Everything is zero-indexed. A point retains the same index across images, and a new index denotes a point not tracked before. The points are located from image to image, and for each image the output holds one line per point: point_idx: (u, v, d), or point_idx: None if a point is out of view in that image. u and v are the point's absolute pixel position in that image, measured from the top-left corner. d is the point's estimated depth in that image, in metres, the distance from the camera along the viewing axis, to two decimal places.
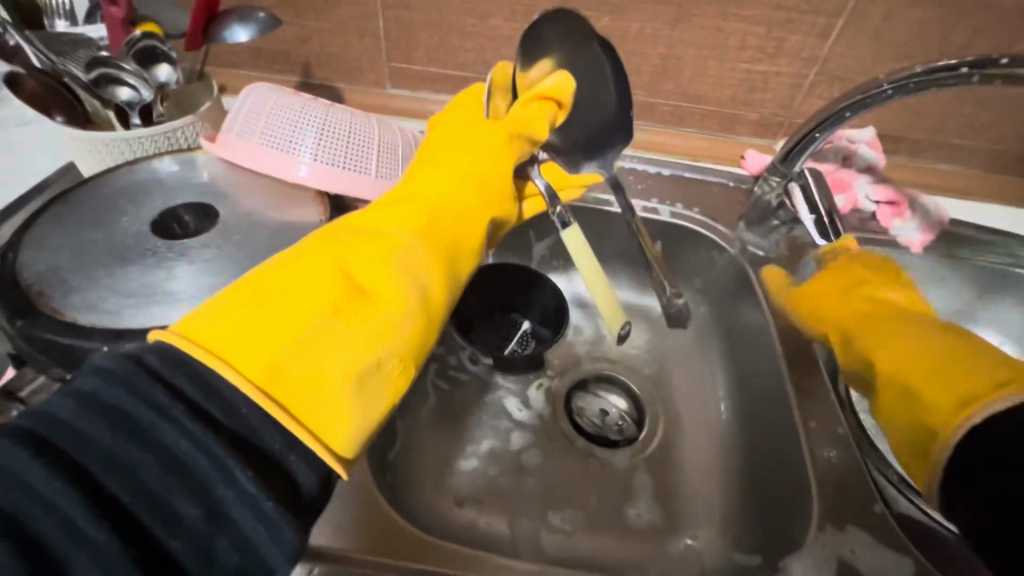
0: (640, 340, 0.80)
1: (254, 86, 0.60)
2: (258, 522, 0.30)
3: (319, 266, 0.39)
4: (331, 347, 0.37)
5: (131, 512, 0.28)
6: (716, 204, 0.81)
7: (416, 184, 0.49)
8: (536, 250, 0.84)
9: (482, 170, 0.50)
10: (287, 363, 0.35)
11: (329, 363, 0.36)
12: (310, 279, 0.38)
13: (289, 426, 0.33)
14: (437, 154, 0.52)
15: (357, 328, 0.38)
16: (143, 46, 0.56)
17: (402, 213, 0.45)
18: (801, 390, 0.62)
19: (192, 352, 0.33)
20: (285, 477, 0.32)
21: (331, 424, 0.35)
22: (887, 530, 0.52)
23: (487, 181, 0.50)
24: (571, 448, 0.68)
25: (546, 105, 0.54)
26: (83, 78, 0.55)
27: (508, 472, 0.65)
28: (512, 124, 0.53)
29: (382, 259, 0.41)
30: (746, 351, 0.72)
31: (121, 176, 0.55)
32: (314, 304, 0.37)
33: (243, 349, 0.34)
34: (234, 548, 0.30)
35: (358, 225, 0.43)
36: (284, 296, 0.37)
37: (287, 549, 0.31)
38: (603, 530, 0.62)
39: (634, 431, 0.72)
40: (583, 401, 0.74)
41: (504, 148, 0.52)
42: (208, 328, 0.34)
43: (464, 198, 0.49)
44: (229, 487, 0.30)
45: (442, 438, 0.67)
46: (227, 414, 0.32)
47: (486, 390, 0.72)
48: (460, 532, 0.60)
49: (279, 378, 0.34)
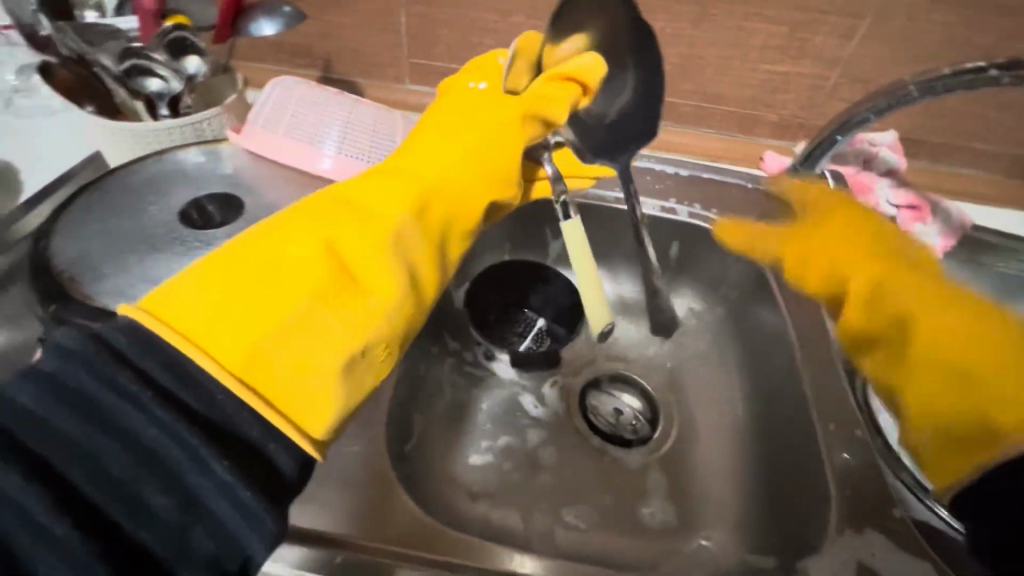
0: (654, 340, 0.80)
1: (281, 79, 0.63)
2: (235, 511, 0.30)
3: (303, 246, 0.38)
4: (314, 331, 0.36)
5: (97, 504, 0.28)
6: (734, 205, 0.81)
7: (415, 158, 0.47)
8: (551, 247, 0.84)
9: (486, 147, 0.48)
10: (267, 350, 0.34)
11: (311, 350, 0.35)
12: (297, 259, 0.37)
13: (265, 416, 0.33)
14: (440, 127, 0.49)
15: (342, 315, 0.36)
16: (174, 38, 0.57)
17: (399, 189, 0.43)
18: (820, 393, 0.61)
19: (166, 336, 0.32)
20: (265, 464, 0.32)
21: (309, 412, 0.34)
22: (906, 534, 0.51)
23: (490, 159, 0.48)
24: (585, 446, 0.68)
25: (569, 86, 0.50)
26: (113, 68, 0.56)
27: (522, 468, 0.65)
28: (531, 100, 0.49)
29: (371, 242, 0.39)
30: (763, 354, 0.71)
31: (148, 165, 0.56)
32: (297, 288, 0.36)
33: (220, 335, 0.33)
34: (211, 537, 0.30)
35: (351, 200, 0.42)
36: (269, 278, 0.36)
37: (266, 536, 0.31)
38: (616, 528, 0.62)
39: (647, 430, 0.72)
40: (598, 400, 0.74)
41: (513, 125, 0.49)
42: (186, 310, 0.34)
43: (465, 177, 0.47)
44: (204, 476, 0.30)
45: (457, 433, 0.67)
46: (205, 401, 0.31)
47: (500, 386, 0.72)
48: (473, 526, 0.60)
49: (259, 366, 0.33)
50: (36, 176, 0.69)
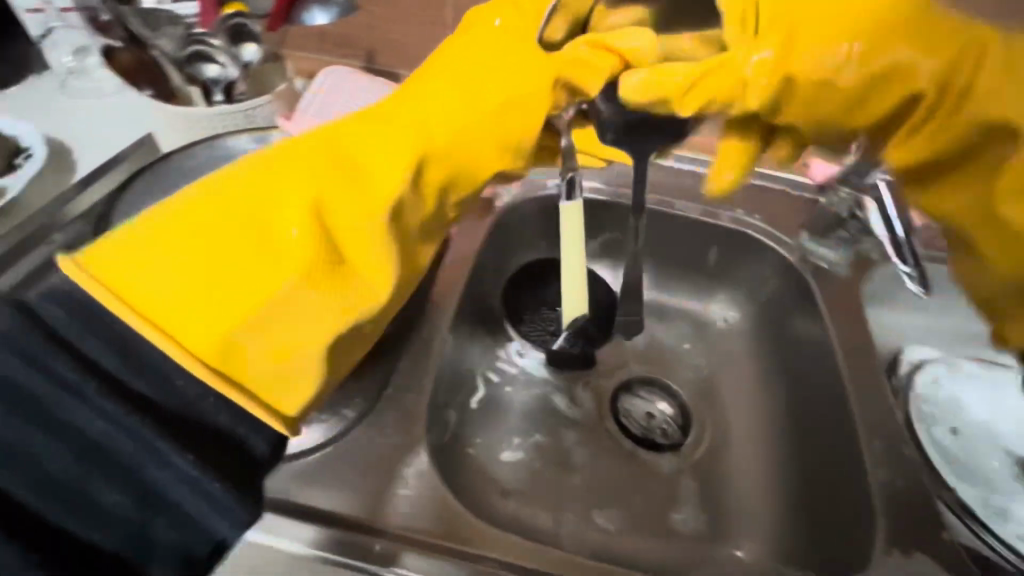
0: (688, 346, 0.79)
1: (334, 68, 0.65)
2: (198, 499, 0.30)
3: (276, 220, 0.34)
4: (292, 316, 0.34)
5: (42, 502, 0.29)
6: (778, 211, 0.79)
7: (422, 101, 0.38)
8: (587, 247, 0.84)
9: (509, 97, 0.39)
10: (240, 335, 0.33)
11: (288, 334, 0.34)
12: (271, 238, 0.34)
13: (240, 403, 0.33)
14: (453, 60, 0.40)
15: (325, 299, 0.34)
16: (233, 25, 0.59)
17: (389, 150, 0.36)
18: (866, 409, 0.60)
19: (130, 318, 0.31)
20: (233, 447, 0.32)
21: (286, 394, 0.34)
22: (955, 559, 0.50)
23: (510, 115, 0.39)
24: (617, 449, 0.68)
25: (608, 54, 0.40)
26: (175, 53, 0.59)
27: (553, 468, 0.65)
28: (569, 66, 0.40)
29: (360, 218, 0.34)
30: (800, 365, 0.70)
31: (202, 151, 0.57)
32: (272, 269, 0.33)
33: (188, 321, 0.32)
34: (172, 526, 0.31)
35: (334, 157, 0.35)
36: (240, 257, 0.33)
37: (237, 521, 0.31)
38: (648, 533, 0.62)
39: (679, 435, 0.71)
40: (630, 403, 0.73)
41: (537, 77, 0.39)
42: (150, 286, 0.32)
43: (480, 133, 0.39)
44: (163, 469, 0.30)
45: (489, 430, 0.67)
46: (161, 388, 0.31)
47: (532, 384, 0.72)
48: (505, 522, 0.59)
49: (232, 353, 0.33)
50: (89, 157, 0.70)
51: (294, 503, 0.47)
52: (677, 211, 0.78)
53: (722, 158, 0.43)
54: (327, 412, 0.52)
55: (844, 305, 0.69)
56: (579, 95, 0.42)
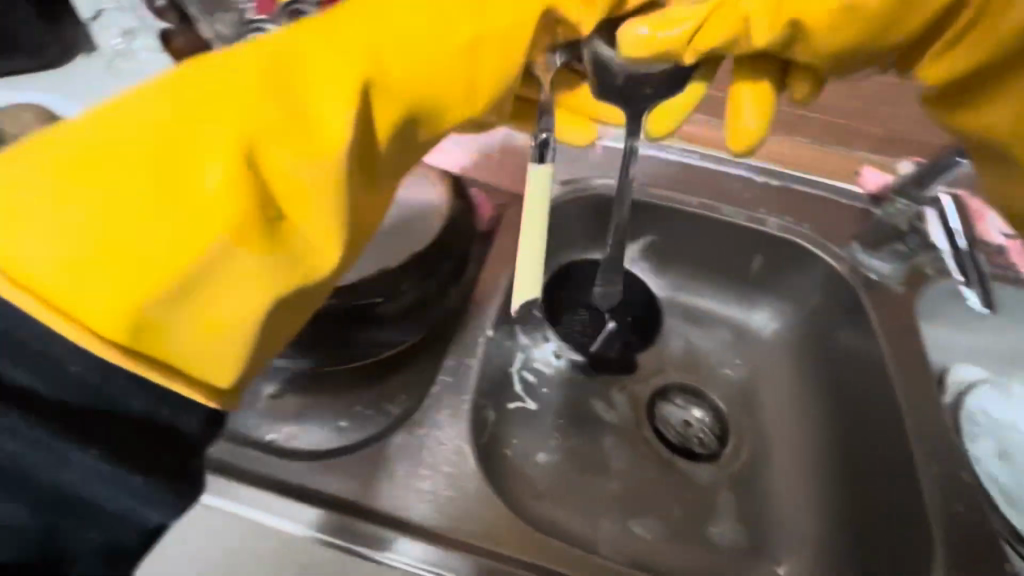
0: (724, 354, 0.78)
1: None
2: (124, 495, 0.28)
3: (193, 165, 0.27)
4: (219, 280, 0.28)
5: None
6: (827, 220, 0.77)
7: (371, 24, 0.32)
8: (625, 249, 0.82)
9: (473, 33, 0.34)
10: (156, 310, 0.27)
11: (215, 301, 0.29)
12: (175, 189, 0.27)
13: (173, 386, 0.29)
14: None
15: (263, 262, 0.29)
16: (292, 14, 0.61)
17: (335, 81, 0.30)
18: (921, 429, 0.58)
19: (14, 297, 0.25)
20: (159, 434, 0.29)
21: (215, 369, 0.30)
22: None
23: (479, 53, 0.34)
24: (656, 457, 0.67)
25: None
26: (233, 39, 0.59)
27: (591, 473, 0.64)
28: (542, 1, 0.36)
29: (299, 165, 0.29)
30: (848, 381, 0.68)
31: None
32: (194, 225, 0.27)
33: (85, 297, 0.26)
34: (85, 526, 0.29)
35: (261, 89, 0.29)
36: (134, 211, 0.26)
37: (166, 514, 0.29)
38: (687, 543, 0.61)
39: (717, 446, 0.70)
40: (667, 411, 0.72)
41: (504, 15, 0.35)
42: (30, 252, 0.26)
43: (444, 70, 0.33)
44: (69, 470, 0.27)
45: (524, 432, 0.66)
46: (53, 378, 0.27)
47: (569, 386, 0.71)
48: (542, 526, 0.59)
49: (149, 333, 0.28)
50: None
51: (307, 489, 0.45)
52: (724, 215, 0.76)
53: (746, 101, 0.43)
54: (372, 407, 0.52)
55: (897, 321, 0.67)
56: (563, 27, 0.38)
